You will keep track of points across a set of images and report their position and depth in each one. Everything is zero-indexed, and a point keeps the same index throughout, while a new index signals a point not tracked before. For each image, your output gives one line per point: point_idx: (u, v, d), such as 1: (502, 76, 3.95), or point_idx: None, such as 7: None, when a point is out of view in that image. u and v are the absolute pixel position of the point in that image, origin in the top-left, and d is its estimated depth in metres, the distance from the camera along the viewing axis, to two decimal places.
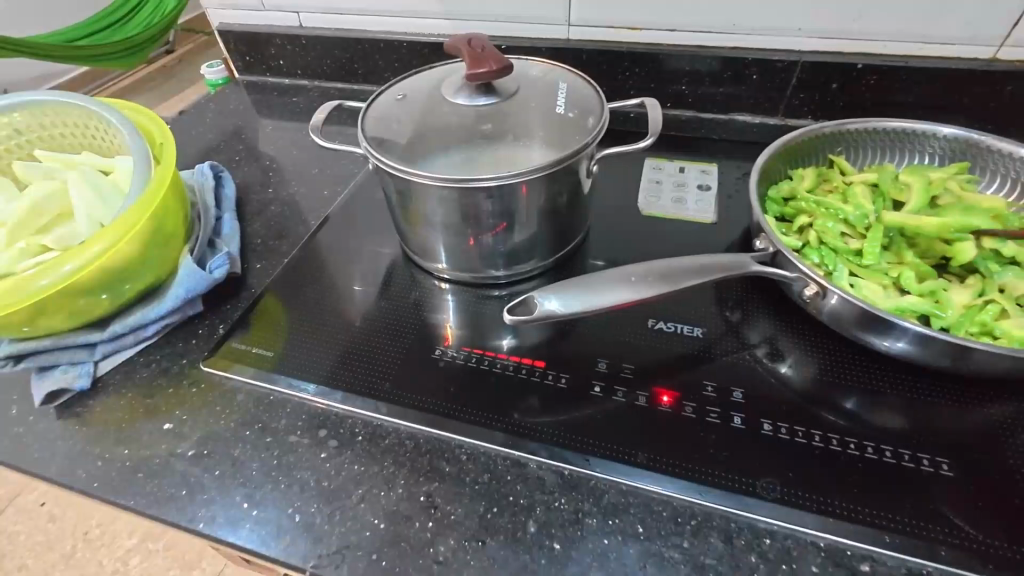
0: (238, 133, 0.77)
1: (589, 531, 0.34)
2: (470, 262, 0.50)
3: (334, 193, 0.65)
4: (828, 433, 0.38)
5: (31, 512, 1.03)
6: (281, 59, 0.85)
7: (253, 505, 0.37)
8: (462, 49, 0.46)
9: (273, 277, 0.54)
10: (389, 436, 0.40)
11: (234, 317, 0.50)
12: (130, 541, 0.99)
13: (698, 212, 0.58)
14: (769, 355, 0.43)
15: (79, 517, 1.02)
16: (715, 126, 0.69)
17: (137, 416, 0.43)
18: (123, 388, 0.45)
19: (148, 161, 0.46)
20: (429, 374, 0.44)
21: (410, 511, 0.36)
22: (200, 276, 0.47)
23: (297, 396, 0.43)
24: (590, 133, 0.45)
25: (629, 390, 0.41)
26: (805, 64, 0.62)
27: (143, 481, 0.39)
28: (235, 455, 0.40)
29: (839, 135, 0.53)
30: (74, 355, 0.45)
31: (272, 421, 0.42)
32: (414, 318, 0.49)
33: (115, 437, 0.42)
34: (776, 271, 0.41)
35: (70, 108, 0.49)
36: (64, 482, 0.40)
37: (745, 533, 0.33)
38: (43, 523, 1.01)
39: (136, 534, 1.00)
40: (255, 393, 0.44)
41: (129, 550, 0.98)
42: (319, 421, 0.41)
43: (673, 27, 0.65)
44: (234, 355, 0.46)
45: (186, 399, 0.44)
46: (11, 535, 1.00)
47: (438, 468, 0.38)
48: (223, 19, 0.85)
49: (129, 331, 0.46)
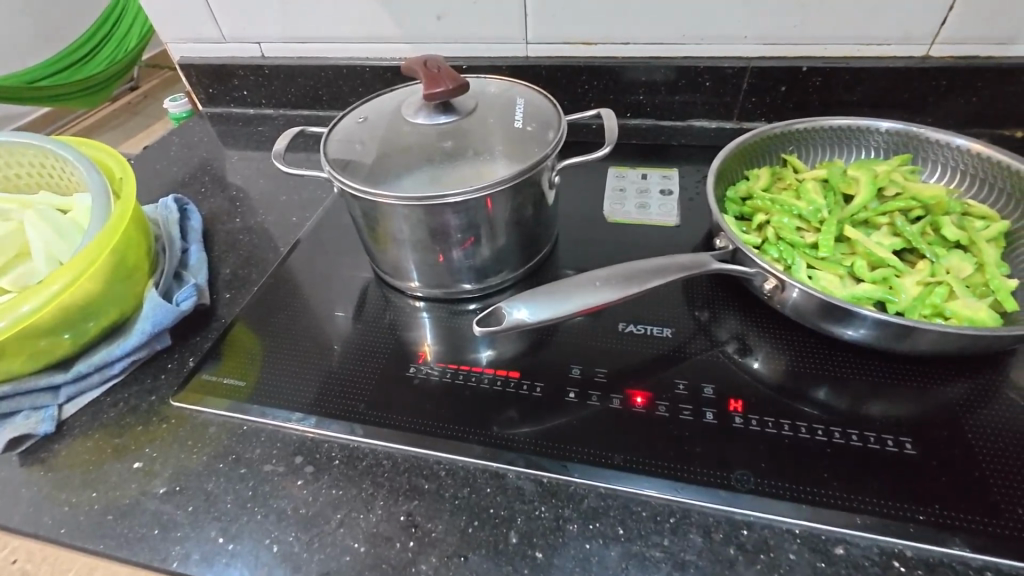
0: (203, 165, 0.77)
1: (571, 537, 0.34)
2: (441, 278, 0.50)
3: (303, 219, 0.65)
4: (797, 421, 0.39)
5: None
6: (245, 89, 0.86)
7: (228, 539, 0.36)
8: (418, 70, 0.47)
9: (243, 307, 0.53)
10: (366, 457, 0.39)
11: (204, 348, 0.49)
12: None
13: (662, 216, 0.59)
14: (737, 351, 0.44)
15: None
16: (674, 133, 0.71)
17: (105, 457, 0.42)
18: (90, 429, 0.44)
19: (107, 196, 0.46)
20: (405, 392, 0.43)
21: (390, 532, 0.35)
22: (166, 310, 0.46)
23: (272, 424, 0.42)
24: (549, 145, 0.47)
25: (603, 394, 0.41)
26: (753, 69, 0.65)
27: (113, 523, 0.38)
28: (209, 489, 0.39)
29: (789, 135, 0.56)
30: (37, 400, 0.43)
31: (245, 451, 0.41)
32: (388, 338, 0.49)
33: (83, 480, 0.40)
34: (736, 267, 0.43)
35: (24, 147, 0.48)
36: (30, 531, 0.38)
37: (723, 526, 0.34)
38: None
39: None
40: (228, 423, 0.43)
41: None
42: (295, 448, 0.41)
43: (626, 40, 0.67)
44: (206, 387, 0.45)
45: (157, 436, 0.43)
46: None
47: (417, 486, 0.37)
48: (182, 53, 0.85)
49: (95, 370, 0.45)
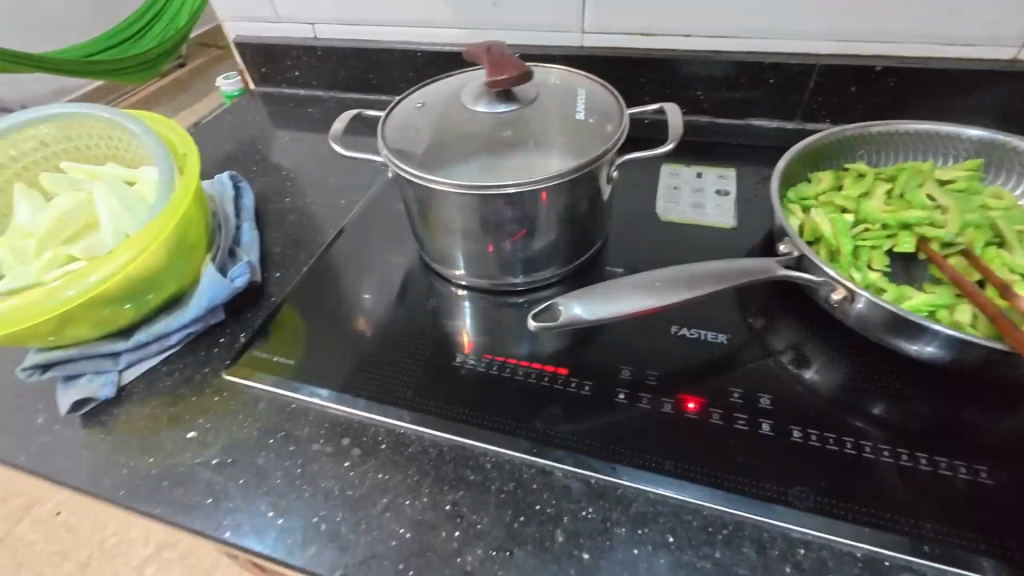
0: (255, 144, 0.78)
1: (619, 541, 0.33)
2: (489, 269, 0.50)
3: (351, 202, 0.65)
4: (859, 439, 0.37)
5: (58, 527, 1.18)
6: (297, 70, 0.86)
7: (278, 513, 0.37)
8: (481, 57, 0.46)
9: (292, 287, 0.54)
10: (412, 444, 0.40)
11: (255, 325, 0.50)
12: (145, 551, 1.16)
13: (718, 216, 0.58)
14: (793, 361, 0.43)
15: (96, 531, 1.18)
16: (731, 131, 0.68)
17: (162, 424, 0.43)
18: (147, 396, 0.45)
19: (172, 172, 0.47)
20: (450, 381, 0.43)
21: (436, 520, 0.35)
22: (222, 285, 0.47)
23: (319, 404, 0.43)
24: (610, 139, 0.45)
25: (653, 397, 0.40)
26: (822, 67, 0.62)
27: (168, 489, 0.39)
28: (259, 464, 0.40)
29: (860, 138, 0.53)
30: (100, 364, 0.45)
31: (295, 429, 0.41)
32: (431, 326, 0.49)
33: (140, 445, 0.42)
34: (802, 276, 0.41)
35: (95, 120, 0.49)
36: (92, 490, 0.40)
37: (779, 543, 0.32)
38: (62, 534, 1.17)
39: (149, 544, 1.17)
40: (277, 400, 0.44)
41: (144, 558, 1.15)
42: (342, 430, 0.41)
43: (686, 33, 0.65)
44: (257, 363, 0.46)
45: (209, 407, 0.44)
46: (40, 545, 1.16)
47: (463, 476, 0.37)
48: (238, 31, 0.86)
49: (153, 340, 0.46)
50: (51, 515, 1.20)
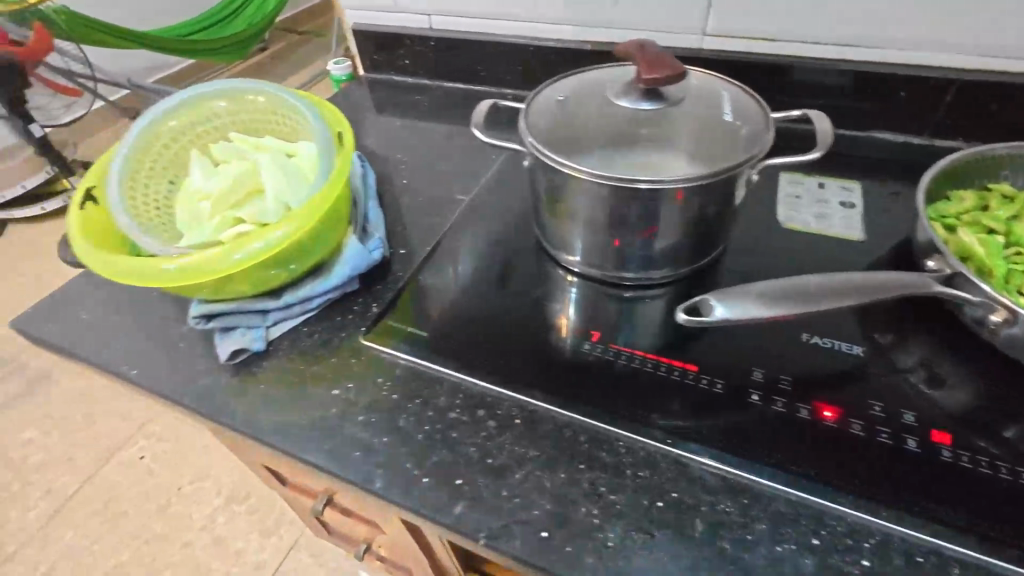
0: (369, 128, 0.82)
1: (761, 536, 0.34)
2: (608, 260, 0.51)
3: (466, 188, 0.68)
4: (1013, 465, 0.36)
5: (144, 472, 1.31)
6: (409, 59, 0.90)
7: (423, 472, 0.39)
8: (636, 54, 0.47)
9: (416, 264, 0.56)
10: (546, 422, 0.41)
11: (386, 297, 0.53)
12: (216, 502, 1.28)
13: (844, 228, 0.57)
14: (934, 379, 0.41)
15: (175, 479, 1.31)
16: (853, 143, 0.67)
17: (307, 380, 0.47)
18: (292, 353, 0.49)
19: (330, 149, 0.50)
20: (577, 366, 0.45)
21: (575, 496, 0.37)
22: (363, 256, 0.51)
23: (452, 376, 0.45)
24: (756, 147, 0.45)
25: (788, 401, 0.41)
26: (961, 83, 0.60)
27: (318, 439, 0.42)
28: (400, 424, 0.42)
29: (1011, 159, 0.51)
30: (250, 320, 0.49)
31: (431, 397, 0.44)
32: (552, 312, 0.51)
33: (289, 397, 0.45)
34: (956, 293, 0.40)
35: (263, 96, 0.53)
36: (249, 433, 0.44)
37: (930, 558, 0.33)
38: (148, 478, 1.30)
39: (221, 495, 1.29)
40: (412, 368, 0.46)
41: (215, 508, 1.28)
42: (476, 401, 0.43)
43: (814, 39, 0.63)
44: (390, 332, 0.49)
45: (349, 368, 0.47)
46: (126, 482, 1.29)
47: (598, 457, 0.39)
48: (356, 19, 0.90)
49: (298, 302, 0.50)
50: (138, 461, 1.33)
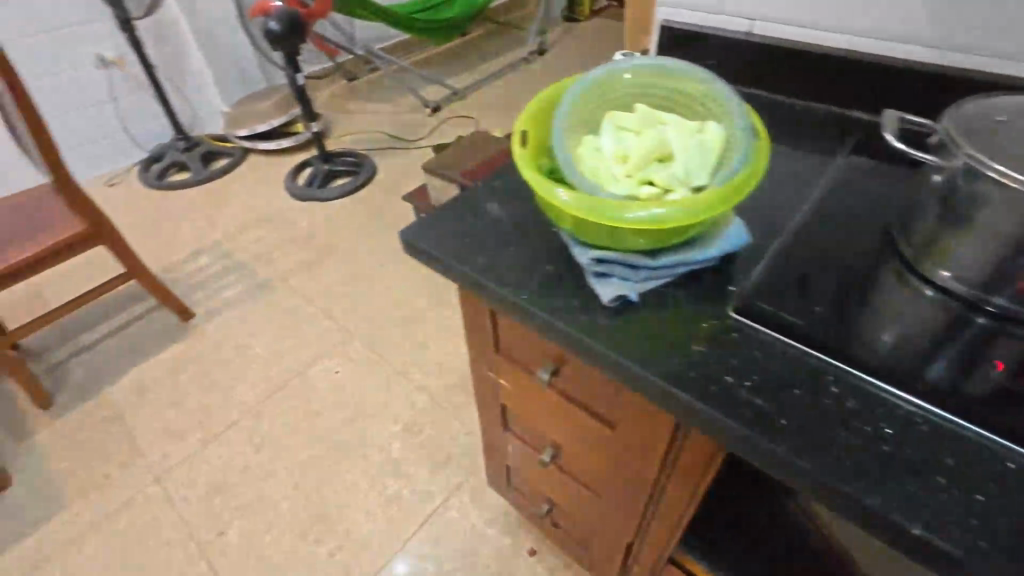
0: None
1: None
2: (988, 281, 0.57)
3: (789, 201, 0.72)
4: None
5: (350, 389, 1.63)
6: (710, 60, 0.92)
7: (822, 445, 0.45)
8: None
9: (767, 260, 0.62)
10: (946, 437, 0.46)
11: (746, 283, 0.59)
12: (394, 429, 1.53)
13: None
14: None
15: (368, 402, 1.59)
16: None
17: (683, 338, 0.53)
18: (662, 312, 0.56)
19: (748, 140, 0.55)
20: (966, 390, 0.50)
21: (997, 510, 0.41)
22: (736, 242, 0.57)
23: (835, 365, 0.51)
24: None
25: None
26: None
27: (705, 391, 0.49)
28: (785, 397, 0.48)
29: None
30: (626, 272, 0.55)
31: (812, 382, 0.49)
32: (913, 339, 0.56)
33: (669, 349, 0.52)
34: None
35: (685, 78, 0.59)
36: (610, 365, 0.53)
37: None
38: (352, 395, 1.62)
39: (399, 423, 1.54)
40: (788, 349, 0.52)
41: (394, 432, 1.52)
42: (862, 397, 0.49)
43: None
44: (760, 313, 0.55)
45: (721, 338, 0.53)
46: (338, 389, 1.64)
47: (1011, 481, 0.43)
48: (667, 16, 0.94)
49: (670, 267, 0.56)
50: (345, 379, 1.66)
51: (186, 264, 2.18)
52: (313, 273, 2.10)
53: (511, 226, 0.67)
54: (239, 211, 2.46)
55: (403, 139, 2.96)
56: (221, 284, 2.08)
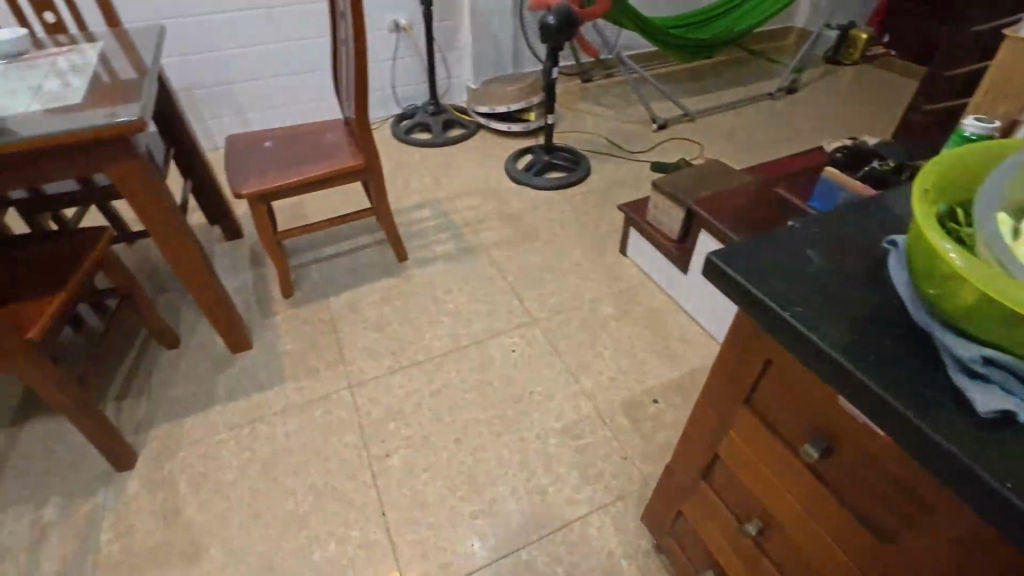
0: None
1: None
2: None
3: None
4: None
5: (520, 371, 1.71)
6: None
7: None
8: None
9: None
10: None
11: None
12: (553, 424, 1.55)
13: None
14: None
15: (533, 389, 1.65)
16: None
17: None
18: None
19: None
20: None
21: None
22: None
23: None
24: None
25: None
26: None
27: None
28: None
29: None
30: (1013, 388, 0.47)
31: None
32: None
33: None
34: None
35: None
36: (950, 470, 0.47)
37: None
38: (521, 379, 1.69)
39: (559, 421, 1.56)
40: None
41: (552, 427, 1.55)
42: None
43: None
44: None
45: None
46: (510, 368, 1.72)
47: None
48: None
49: None
50: (516, 361, 1.74)
51: (410, 213, 2.47)
52: (512, 252, 2.22)
53: (826, 275, 0.62)
54: (462, 179, 2.71)
55: (622, 149, 2.98)
56: (434, 239, 2.31)
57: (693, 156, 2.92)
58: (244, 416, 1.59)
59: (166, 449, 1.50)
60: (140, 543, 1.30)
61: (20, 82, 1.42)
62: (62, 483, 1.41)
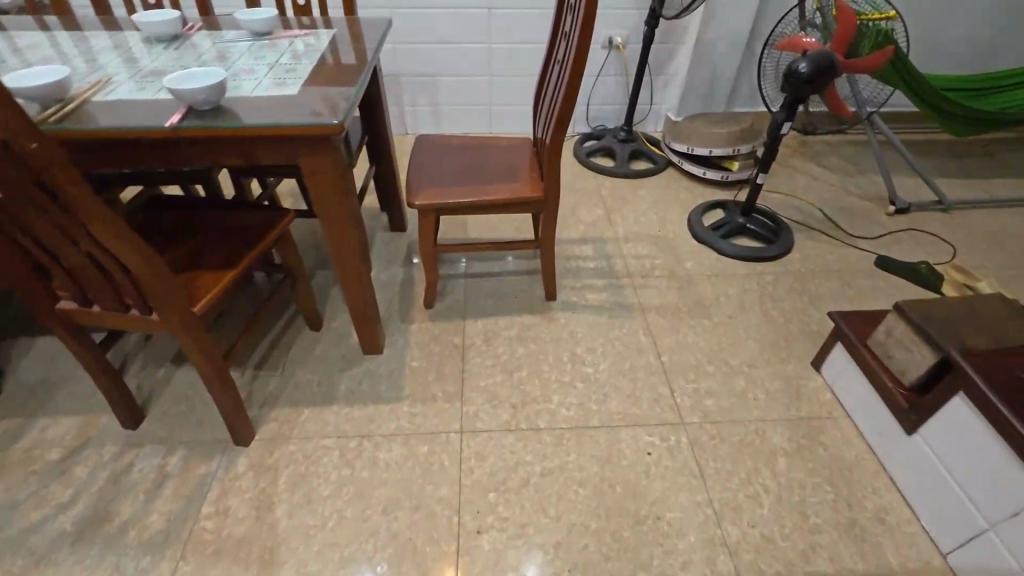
0: None
1: None
2: None
3: None
4: None
5: (650, 483, 1.42)
6: None
7: None
8: None
9: None
10: None
11: None
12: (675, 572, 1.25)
13: None
14: None
15: (662, 514, 1.36)
16: None
17: None
18: None
19: None
20: None
21: None
22: None
23: None
24: None
25: None
26: None
27: None
28: None
29: None
30: None
31: None
32: None
33: None
34: None
35: None
36: None
37: None
38: (650, 493, 1.40)
39: (685, 570, 1.26)
40: None
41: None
42: None
43: None
44: None
45: None
46: (641, 474, 1.44)
47: None
48: None
49: None
50: (649, 466, 1.46)
51: (571, 247, 2.28)
52: (674, 325, 1.91)
53: None
54: (635, 221, 2.44)
55: (839, 228, 2.45)
56: (589, 283, 2.09)
57: (938, 260, 2.28)
58: (354, 426, 1.54)
59: (279, 434, 1.51)
60: (230, 530, 1.30)
61: (258, 61, 1.49)
62: (190, 436, 1.49)
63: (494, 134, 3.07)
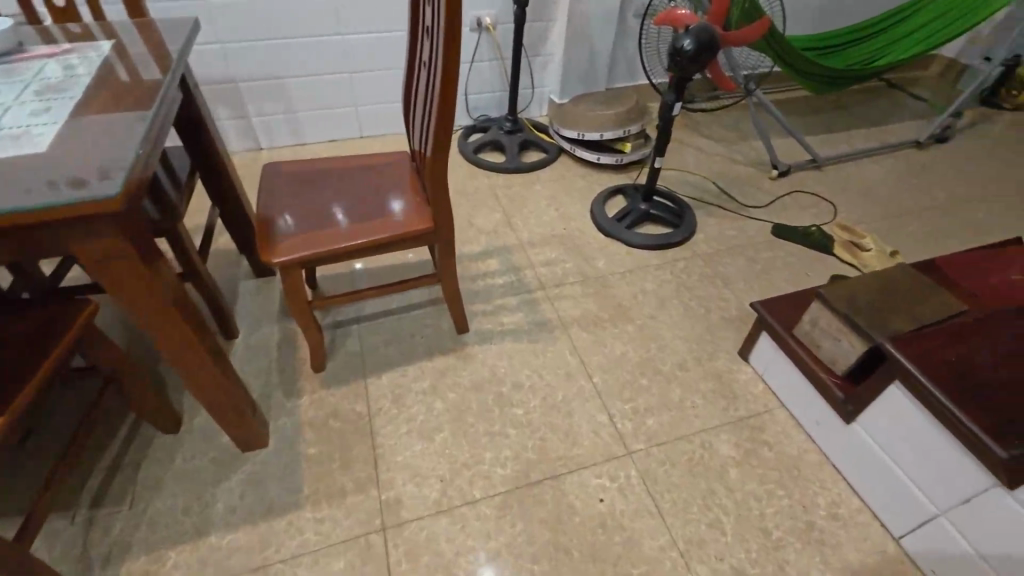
0: None
1: None
2: None
3: None
4: None
5: (609, 537, 1.28)
6: None
7: None
8: None
9: None
10: None
11: None
12: None
13: None
14: None
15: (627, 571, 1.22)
16: None
17: None
18: None
19: None
20: None
21: None
22: None
23: None
24: None
25: None
26: None
27: None
28: None
29: None
30: None
31: None
32: None
33: None
34: None
35: None
36: None
37: None
38: (611, 550, 1.26)
39: None
40: None
41: None
42: None
43: None
44: None
45: None
46: (598, 529, 1.29)
47: None
48: None
49: None
50: (604, 518, 1.31)
51: (474, 264, 2.04)
52: (599, 337, 1.76)
53: None
54: (538, 221, 2.25)
55: (733, 200, 2.46)
56: (502, 303, 1.87)
57: (823, 220, 2.37)
58: (243, 559, 1.21)
59: None
60: None
61: None
62: None
63: (365, 139, 2.69)
